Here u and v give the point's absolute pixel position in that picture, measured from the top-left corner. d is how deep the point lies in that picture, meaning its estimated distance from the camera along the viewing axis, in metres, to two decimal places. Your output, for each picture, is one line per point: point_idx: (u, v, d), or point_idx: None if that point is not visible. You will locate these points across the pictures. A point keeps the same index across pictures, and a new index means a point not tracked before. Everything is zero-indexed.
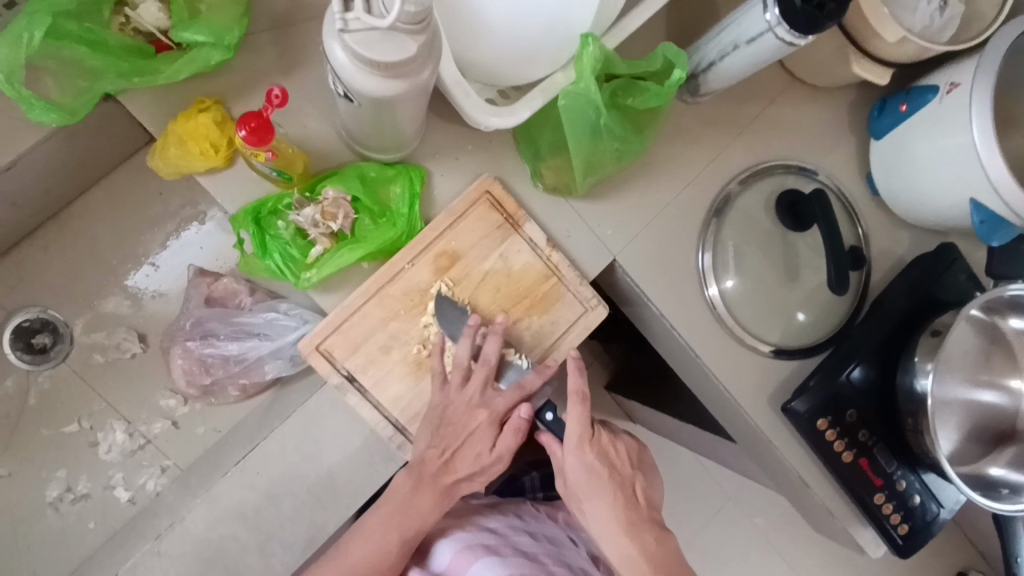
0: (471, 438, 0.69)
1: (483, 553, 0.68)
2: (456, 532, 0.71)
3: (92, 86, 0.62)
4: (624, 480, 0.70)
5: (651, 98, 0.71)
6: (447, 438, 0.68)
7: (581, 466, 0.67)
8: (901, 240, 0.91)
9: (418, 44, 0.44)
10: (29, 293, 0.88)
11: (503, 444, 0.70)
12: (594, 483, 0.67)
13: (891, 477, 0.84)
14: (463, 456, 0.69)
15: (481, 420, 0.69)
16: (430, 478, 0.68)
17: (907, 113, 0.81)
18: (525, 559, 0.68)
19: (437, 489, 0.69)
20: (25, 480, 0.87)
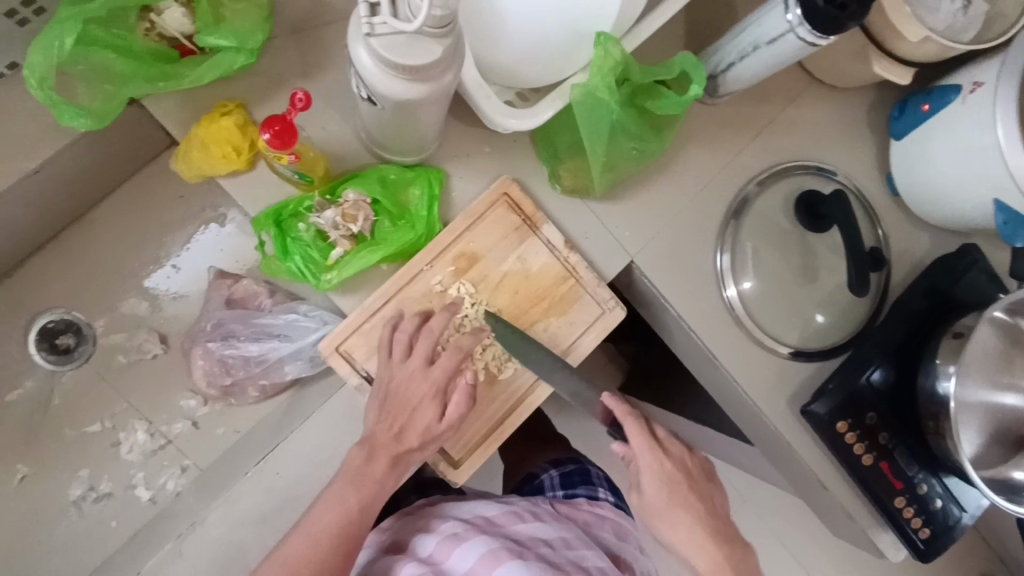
0: (417, 407, 0.66)
1: (508, 558, 0.63)
2: (474, 537, 0.66)
3: (118, 92, 0.62)
4: (698, 490, 0.68)
5: (671, 105, 0.70)
6: (395, 410, 0.66)
7: (654, 475, 0.67)
8: (921, 241, 0.90)
9: (444, 47, 0.44)
10: (52, 295, 0.90)
11: (452, 412, 0.65)
12: (675, 500, 0.67)
13: (912, 481, 0.83)
14: (412, 428, 0.66)
15: (426, 387, 0.66)
16: (382, 447, 0.66)
17: (928, 114, 0.80)
18: (551, 566, 0.64)
19: (387, 461, 0.66)
20: (48, 479, 0.88)
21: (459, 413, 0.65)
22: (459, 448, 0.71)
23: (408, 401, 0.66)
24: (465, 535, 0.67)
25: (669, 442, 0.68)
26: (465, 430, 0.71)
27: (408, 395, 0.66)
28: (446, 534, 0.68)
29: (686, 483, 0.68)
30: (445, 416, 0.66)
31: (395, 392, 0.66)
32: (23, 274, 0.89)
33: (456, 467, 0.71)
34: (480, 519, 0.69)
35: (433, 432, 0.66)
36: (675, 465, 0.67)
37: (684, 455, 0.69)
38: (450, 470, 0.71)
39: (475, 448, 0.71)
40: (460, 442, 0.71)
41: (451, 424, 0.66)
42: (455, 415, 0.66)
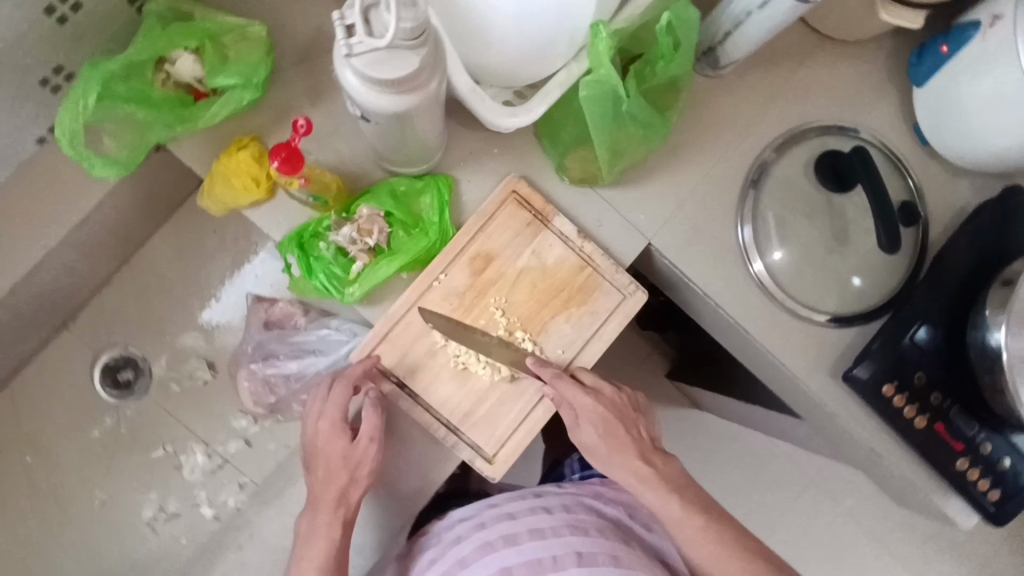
0: (331, 445, 0.71)
1: (501, 547, 0.70)
2: (471, 535, 0.73)
3: (141, 139, 0.68)
4: (632, 422, 0.75)
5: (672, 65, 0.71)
6: (323, 463, 0.71)
7: (593, 424, 0.73)
8: (960, 189, 0.85)
9: (420, 57, 0.46)
10: (110, 334, 0.97)
11: (364, 432, 0.70)
12: (613, 444, 0.73)
13: (974, 442, 0.79)
14: (335, 466, 0.70)
15: (327, 422, 0.71)
16: (323, 503, 0.71)
17: (948, 56, 0.75)
18: (545, 540, 0.70)
19: (331, 512, 0.71)
20: (122, 502, 0.95)
21: (372, 426, 0.70)
22: (492, 443, 0.73)
23: (323, 446, 0.71)
24: (464, 534, 0.73)
25: (599, 387, 0.74)
26: (496, 427, 0.73)
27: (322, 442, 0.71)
28: (451, 536, 0.74)
29: (620, 422, 0.74)
30: (359, 436, 0.70)
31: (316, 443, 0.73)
32: (81, 317, 0.96)
33: (491, 463, 0.73)
34: (476, 511, 0.75)
35: (355, 457, 0.70)
36: (607, 407, 0.73)
37: (615, 399, 0.75)
38: (486, 466, 0.73)
39: (509, 441, 0.73)
40: (492, 437, 0.73)
41: (368, 441, 0.70)
42: (368, 430, 0.70)
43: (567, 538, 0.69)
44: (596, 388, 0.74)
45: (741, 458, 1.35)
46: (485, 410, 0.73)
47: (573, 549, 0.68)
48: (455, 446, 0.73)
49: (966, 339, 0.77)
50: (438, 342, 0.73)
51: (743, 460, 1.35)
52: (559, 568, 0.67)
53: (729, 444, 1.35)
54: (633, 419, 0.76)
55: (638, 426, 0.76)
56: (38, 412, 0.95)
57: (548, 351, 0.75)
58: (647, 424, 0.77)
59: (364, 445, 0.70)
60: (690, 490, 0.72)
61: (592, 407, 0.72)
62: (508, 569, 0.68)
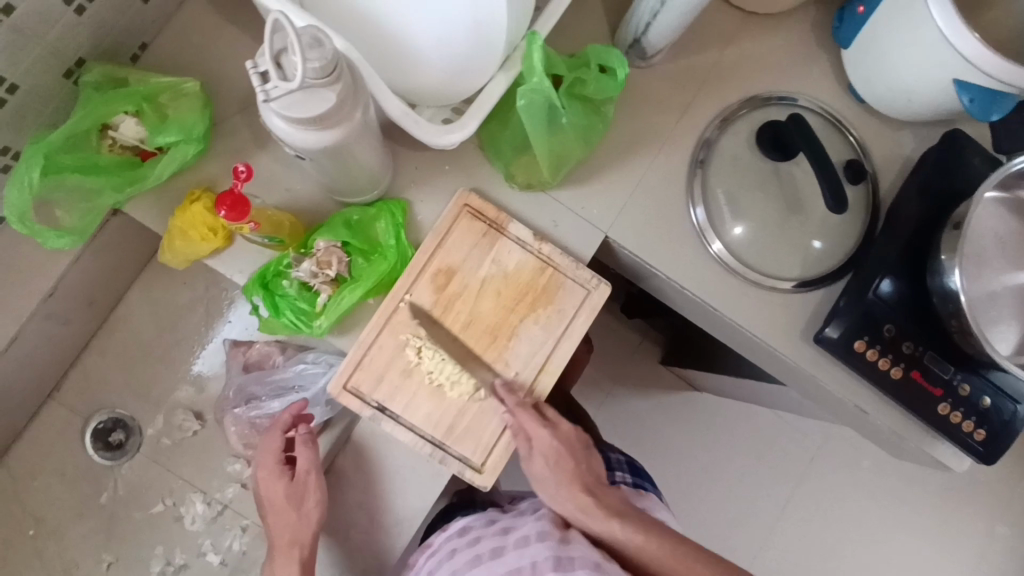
0: (274, 486, 0.74)
1: (488, 559, 0.72)
2: (464, 548, 0.75)
3: (94, 206, 0.70)
4: (583, 459, 0.76)
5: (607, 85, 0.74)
6: (271, 507, 0.75)
7: (544, 458, 0.74)
8: (902, 141, 0.87)
9: (336, 92, 0.48)
10: (96, 398, 0.98)
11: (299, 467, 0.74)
12: (563, 474, 0.74)
13: (951, 385, 0.80)
14: (280, 506, 0.74)
15: (265, 466, 0.75)
16: (279, 545, 0.74)
17: (865, 16, 0.78)
18: (527, 548, 0.70)
19: (287, 551, 0.73)
20: (129, 561, 0.97)
21: (306, 457, 0.74)
22: (479, 453, 0.75)
23: (267, 491, 0.75)
24: (458, 547, 0.76)
25: (558, 421, 0.75)
26: (481, 435, 0.75)
27: (267, 488, 0.75)
28: (449, 550, 0.76)
29: (570, 454, 0.75)
30: (297, 471, 0.74)
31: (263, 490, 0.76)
32: (64, 386, 0.97)
33: (480, 472, 0.75)
34: (475, 524, 0.78)
35: (298, 490, 0.74)
36: (561, 442, 0.74)
37: (569, 435, 0.76)
38: (476, 476, 0.74)
39: (495, 448, 0.75)
40: (478, 446, 0.75)
41: (307, 472, 0.74)
42: (305, 463, 0.74)
43: (547, 544, 0.69)
44: (556, 422, 0.75)
45: (739, 433, 1.36)
46: (469, 420, 0.74)
47: (551, 554, 0.68)
48: (444, 461, 0.74)
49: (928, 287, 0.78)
50: (408, 361, 0.74)
51: (742, 435, 1.36)
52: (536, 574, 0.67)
53: (726, 421, 1.36)
54: (584, 457, 0.77)
55: (590, 463, 0.76)
56: (35, 483, 0.96)
57: (521, 355, 0.76)
58: (597, 461, 0.78)
59: (304, 479, 0.74)
60: (634, 514, 0.72)
61: (548, 440, 0.73)
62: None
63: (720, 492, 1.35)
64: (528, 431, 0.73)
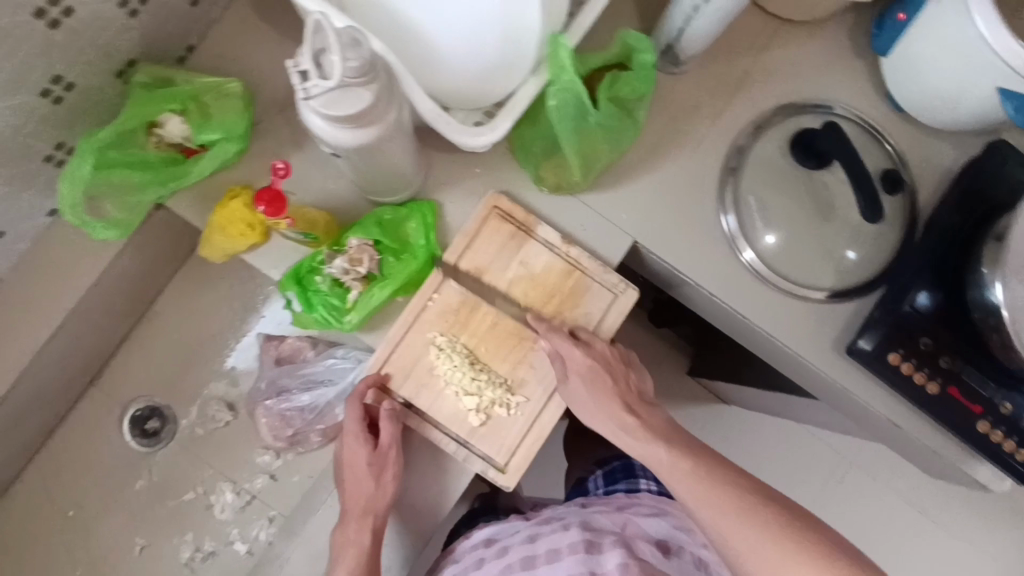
0: (356, 457, 0.74)
1: (520, 569, 0.72)
2: (492, 558, 0.75)
3: (139, 201, 0.73)
4: (621, 377, 0.76)
5: (639, 82, 0.75)
6: (352, 473, 0.74)
7: (581, 377, 0.74)
8: (942, 150, 0.85)
9: (371, 91, 0.50)
10: (135, 387, 1.02)
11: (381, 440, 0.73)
12: (600, 394, 0.74)
13: (991, 402, 0.77)
14: (360, 476, 0.74)
15: (350, 433, 0.74)
16: (354, 512, 0.74)
17: (905, 23, 0.75)
18: (559, 559, 0.70)
19: (360, 519, 0.73)
20: (161, 547, 1.00)
21: (393, 430, 0.73)
22: (503, 453, 0.75)
23: (349, 461, 0.75)
24: (485, 556, 0.76)
25: (591, 341, 0.76)
26: (505, 435, 0.75)
27: (349, 458, 0.75)
28: (475, 558, 0.77)
29: (608, 373, 0.75)
30: (380, 444, 0.73)
31: (346, 460, 0.75)
32: (106, 374, 1.01)
33: (504, 472, 0.75)
34: (500, 535, 0.79)
35: (379, 463, 0.73)
36: (597, 359, 0.74)
37: (604, 352, 0.76)
38: (499, 476, 0.74)
39: (519, 449, 0.75)
40: (501, 446, 0.75)
41: (390, 446, 0.73)
42: (388, 438, 0.73)
43: (580, 556, 0.69)
44: (589, 341, 0.75)
45: (769, 447, 1.33)
46: (493, 420, 0.75)
47: (587, 565, 0.68)
48: (467, 459, 0.75)
49: (967, 299, 0.75)
50: (434, 362, 0.75)
51: (771, 448, 1.33)
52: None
53: (755, 433, 1.34)
54: (622, 373, 0.77)
55: (627, 378, 0.77)
56: (75, 467, 1.00)
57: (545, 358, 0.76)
58: (635, 379, 0.79)
59: (386, 454, 0.73)
60: (675, 435, 0.74)
61: (582, 359, 0.73)
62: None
63: None
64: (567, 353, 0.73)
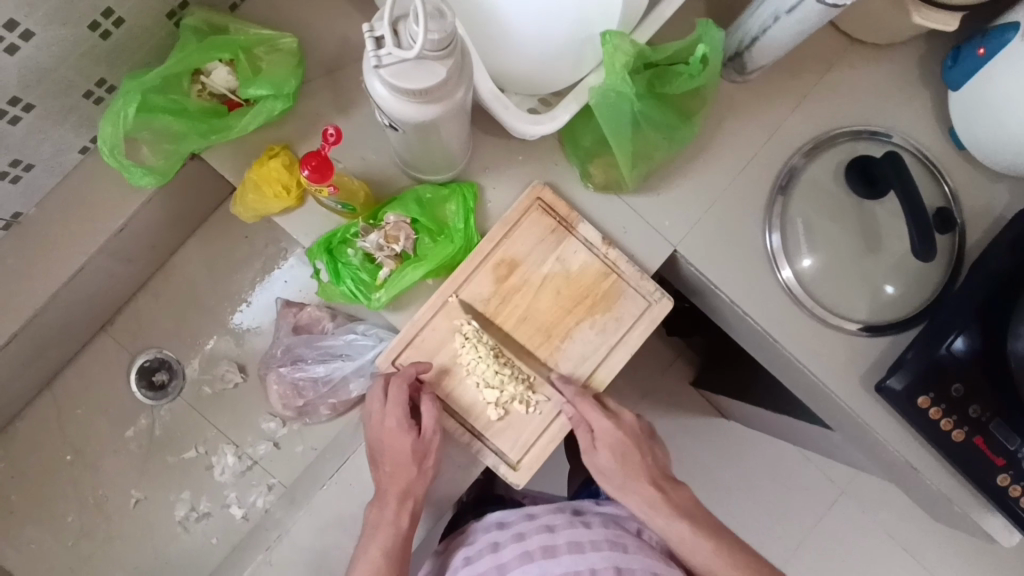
0: (394, 442, 0.71)
1: (540, 558, 0.72)
2: (509, 543, 0.74)
3: (177, 149, 0.71)
4: (647, 452, 0.75)
5: (687, 81, 0.72)
6: (389, 457, 0.71)
7: (609, 449, 0.73)
8: (998, 194, 0.82)
9: (446, 68, 0.47)
10: (146, 338, 1.00)
11: (426, 427, 0.71)
12: (627, 470, 0.73)
13: (1015, 456, 0.75)
14: (401, 464, 0.70)
15: (392, 419, 0.71)
16: (390, 495, 0.71)
17: (985, 58, 0.72)
18: (583, 554, 0.71)
19: (399, 501, 0.71)
20: (157, 501, 0.99)
21: (437, 416, 0.71)
22: (517, 449, 0.73)
23: (387, 445, 0.72)
24: (501, 540, 0.75)
25: (620, 412, 0.75)
26: (521, 432, 0.73)
27: (387, 443, 0.72)
28: (488, 539, 0.76)
29: (637, 447, 0.74)
30: (423, 431, 0.71)
31: (383, 446, 0.72)
32: (118, 321, 1.00)
33: (516, 469, 0.73)
34: (514, 519, 0.77)
35: (422, 449, 0.71)
36: (625, 434, 0.73)
37: (631, 425, 0.75)
38: (510, 472, 0.73)
39: (533, 447, 0.73)
40: (516, 443, 0.73)
41: (434, 432, 0.71)
42: (432, 424, 0.71)
43: (606, 553, 0.70)
44: (618, 413, 0.74)
45: (766, 468, 1.32)
46: (511, 415, 0.73)
47: (612, 563, 0.70)
48: (480, 453, 0.73)
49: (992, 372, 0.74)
50: (457, 350, 0.73)
51: (767, 470, 1.32)
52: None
53: (756, 455, 1.33)
54: (648, 447, 0.76)
55: (654, 452, 0.76)
56: (77, 411, 0.99)
57: (571, 360, 0.74)
58: (660, 452, 0.77)
59: (430, 440, 0.71)
60: (701, 518, 0.72)
61: (612, 431, 0.72)
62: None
63: (734, 523, 1.32)
64: (599, 429, 0.72)
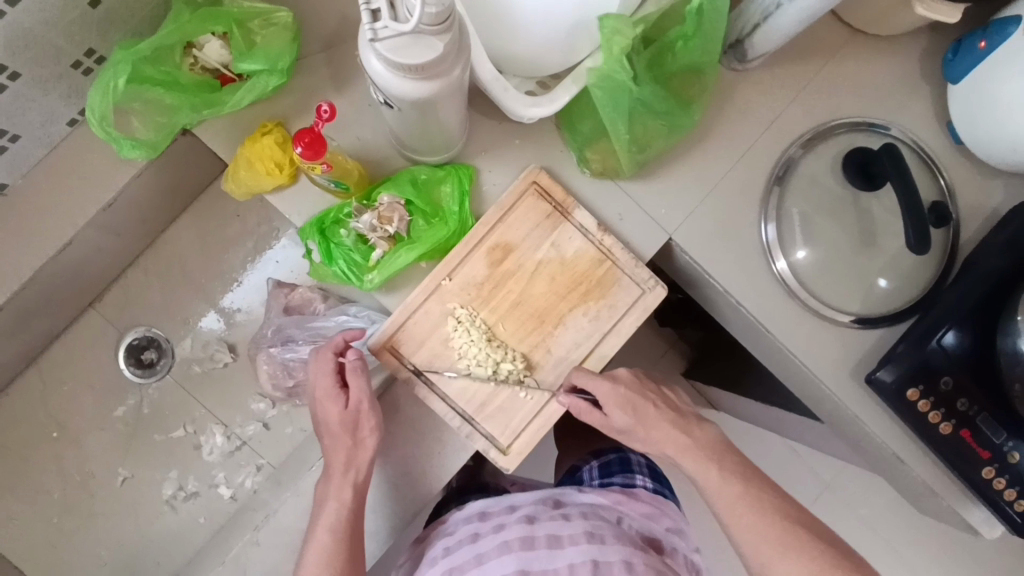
0: (326, 414, 0.72)
1: (519, 549, 0.71)
2: (489, 534, 0.74)
3: (169, 122, 0.70)
4: (656, 395, 0.75)
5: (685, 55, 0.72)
6: (326, 430, 0.72)
7: (622, 407, 0.72)
8: (993, 190, 0.82)
9: (445, 42, 0.47)
10: (135, 315, 0.99)
11: (353, 396, 0.71)
12: (645, 421, 0.73)
13: (1000, 450, 0.75)
14: (332, 435, 0.71)
15: (320, 389, 0.72)
16: (334, 469, 0.71)
17: (986, 52, 0.72)
18: (561, 548, 0.70)
19: (342, 475, 0.71)
20: (144, 479, 0.98)
21: (363, 383, 0.71)
22: (507, 435, 0.73)
23: (321, 419, 0.73)
24: (481, 531, 0.75)
25: (614, 373, 0.75)
26: (511, 416, 0.73)
27: (322, 416, 0.73)
28: (468, 531, 0.76)
29: (643, 396, 0.74)
30: (349, 402, 0.71)
31: (320, 419, 0.73)
32: (107, 298, 0.99)
33: (504, 454, 0.73)
34: (496, 508, 0.77)
35: (350, 419, 0.71)
36: (630, 389, 0.73)
37: (629, 377, 0.75)
38: (500, 457, 0.73)
39: (524, 433, 0.73)
40: (507, 427, 0.73)
41: (360, 402, 0.71)
42: (357, 394, 0.71)
43: (583, 547, 0.69)
44: (610, 373, 0.74)
45: (753, 460, 1.33)
46: (502, 400, 0.73)
47: (590, 557, 0.69)
48: (470, 437, 0.73)
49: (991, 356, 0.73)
50: (449, 332, 0.73)
51: (754, 462, 1.33)
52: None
53: (744, 446, 1.33)
54: (653, 390, 0.76)
55: (663, 395, 0.76)
56: (64, 387, 0.98)
57: (565, 346, 0.74)
58: (668, 391, 0.78)
59: (359, 409, 0.71)
60: (729, 456, 0.72)
61: (613, 391, 0.72)
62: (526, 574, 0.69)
63: None
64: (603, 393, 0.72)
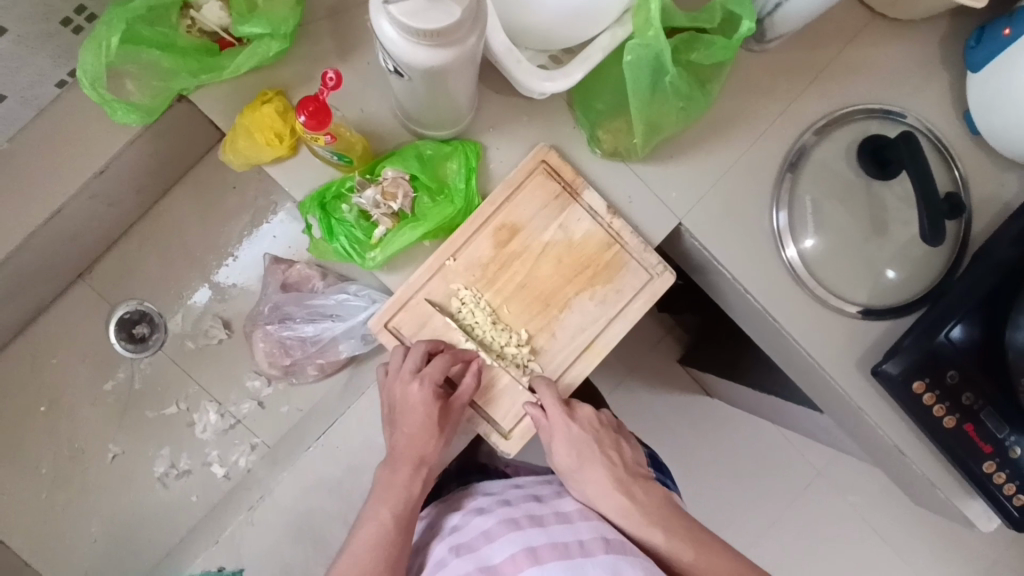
0: (419, 405, 0.68)
1: (527, 525, 0.67)
2: (495, 509, 0.70)
3: (165, 87, 0.67)
4: (610, 447, 0.74)
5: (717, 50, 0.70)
6: (411, 420, 0.69)
7: (566, 445, 0.72)
8: (1007, 181, 0.81)
9: (461, 8, 0.44)
10: (127, 288, 0.96)
11: (461, 396, 0.69)
12: (585, 463, 0.72)
13: (1003, 444, 0.75)
14: (424, 430, 0.69)
15: (422, 382, 0.68)
16: (404, 458, 0.69)
17: (1009, 40, 0.70)
18: (572, 525, 0.68)
19: (417, 467, 0.69)
20: (135, 456, 0.96)
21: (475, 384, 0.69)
22: (509, 419, 0.72)
23: (411, 408, 0.69)
24: (487, 507, 0.71)
25: (576, 408, 0.73)
26: (512, 399, 0.72)
27: (415, 407, 0.68)
28: (472, 507, 0.73)
29: (596, 444, 0.73)
30: (456, 399, 0.69)
31: (403, 406, 0.69)
32: (98, 270, 0.96)
33: (506, 438, 0.72)
34: (500, 489, 0.75)
35: (451, 416, 0.69)
36: (585, 431, 0.73)
37: (587, 419, 0.73)
38: (502, 441, 0.72)
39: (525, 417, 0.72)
40: (508, 413, 0.72)
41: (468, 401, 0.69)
42: (469, 392, 0.69)
43: (594, 524, 0.68)
44: (572, 407, 0.73)
45: (747, 447, 1.33)
46: (502, 383, 0.72)
47: (600, 534, 0.67)
48: (472, 421, 0.72)
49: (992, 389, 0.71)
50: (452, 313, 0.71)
51: (748, 449, 1.33)
52: (586, 553, 0.64)
53: (739, 434, 1.33)
54: (612, 441, 0.75)
55: (619, 448, 0.75)
56: (54, 361, 0.95)
57: (568, 331, 0.72)
58: (631, 448, 0.76)
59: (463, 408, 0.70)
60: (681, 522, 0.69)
61: (565, 426, 0.71)
62: (534, 550, 0.64)
63: (712, 500, 1.33)
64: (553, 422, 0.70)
